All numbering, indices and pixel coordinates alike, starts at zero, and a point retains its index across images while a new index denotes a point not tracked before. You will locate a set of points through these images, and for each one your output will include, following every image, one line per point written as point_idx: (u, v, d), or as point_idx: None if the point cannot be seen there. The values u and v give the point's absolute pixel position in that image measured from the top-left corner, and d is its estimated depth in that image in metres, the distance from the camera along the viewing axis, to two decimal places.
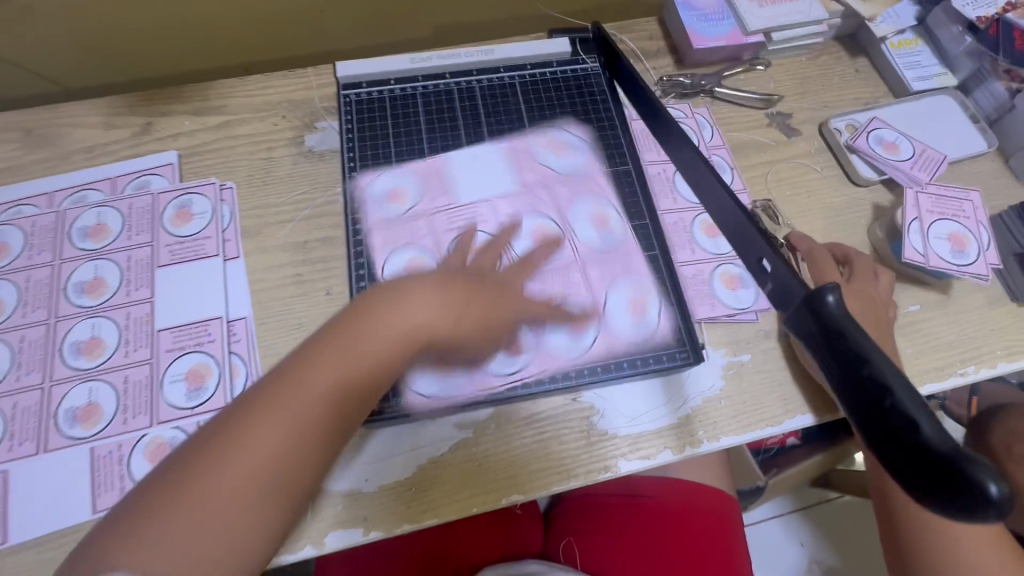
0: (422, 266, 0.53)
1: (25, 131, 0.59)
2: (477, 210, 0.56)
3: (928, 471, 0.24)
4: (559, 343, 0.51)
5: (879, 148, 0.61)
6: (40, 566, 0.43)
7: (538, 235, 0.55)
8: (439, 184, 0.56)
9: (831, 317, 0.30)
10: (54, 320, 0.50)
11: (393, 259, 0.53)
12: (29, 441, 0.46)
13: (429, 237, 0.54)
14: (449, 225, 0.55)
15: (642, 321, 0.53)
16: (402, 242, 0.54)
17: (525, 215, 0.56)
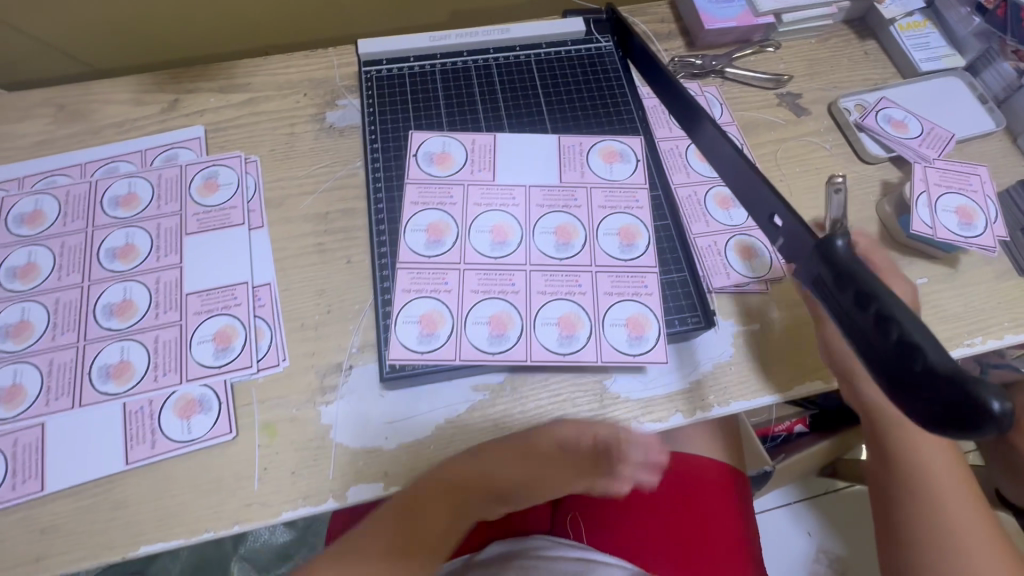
0: (444, 232, 0.54)
1: (58, 107, 0.62)
2: (514, 195, 0.56)
3: (937, 394, 0.26)
4: (568, 311, 0.51)
5: (887, 126, 0.62)
6: (77, 513, 0.45)
7: (560, 228, 0.54)
8: (484, 160, 0.57)
9: (840, 259, 0.31)
10: (88, 283, 0.52)
11: (415, 220, 0.54)
12: (65, 396, 0.48)
13: (455, 206, 0.55)
14: (480, 201, 0.55)
15: (638, 342, 0.50)
16: (433, 204, 0.55)
17: (556, 207, 0.55)
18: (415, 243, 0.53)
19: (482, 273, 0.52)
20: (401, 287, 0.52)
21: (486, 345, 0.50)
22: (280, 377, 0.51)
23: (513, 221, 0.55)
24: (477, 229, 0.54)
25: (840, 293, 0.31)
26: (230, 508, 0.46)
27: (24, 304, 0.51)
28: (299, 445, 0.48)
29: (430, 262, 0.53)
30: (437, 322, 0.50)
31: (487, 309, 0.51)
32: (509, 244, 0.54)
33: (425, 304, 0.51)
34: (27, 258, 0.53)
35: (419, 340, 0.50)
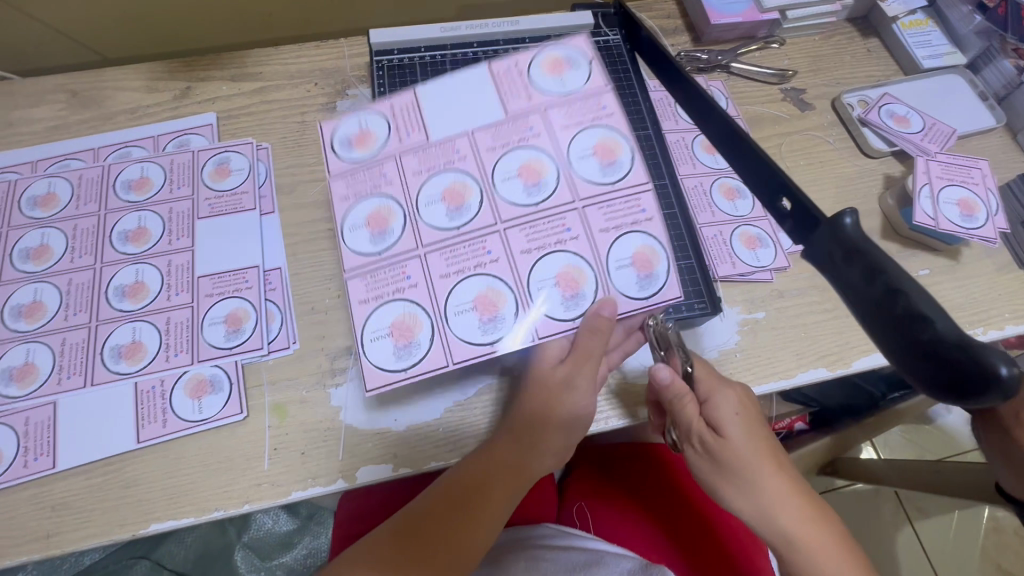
0: (389, 218, 0.45)
1: (71, 93, 0.62)
2: (456, 145, 0.46)
3: (950, 363, 0.27)
4: (561, 264, 0.44)
5: (890, 121, 0.63)
6: (88, 490, 0.46)
7: (524, 167, 0.45)
8: (410, 122, 0.47)
9: (850, 237, 0.32)
10: (100, 265, 0.53)
11: (350, 217, 0.45)
12: (77, 374, 0.48)
13: (392, 184, 0.45)
14: (420, 167, 0.46)
15: (649, 281, 0.43)
16: (365, 192, 0.45)
17: (510, 144, 0.46)
18: (359, 244, 0.44)
19: (447, 250, 0.44)
20: (356, 300, 0.43)
21: (482, 336, 0.43)
22: (291, 360, 0.51)
23: (466, 178, 0.45)
24: (426, 201, 0.45)
25: (848, 272, 0.32)
26: (240, 488, 0.46)
27: (36, 285, 0.52)
28: (309, 426, 0.49)
29: (383, 260, 0.44)
30: (412, 328, 0.43)
31: (468, 294, 0.44)
32: (469, 208, 0.45)
33: (392, 309, 0.43)
34: (40, 240, 0.54)
35: (396, 357, 0.43)
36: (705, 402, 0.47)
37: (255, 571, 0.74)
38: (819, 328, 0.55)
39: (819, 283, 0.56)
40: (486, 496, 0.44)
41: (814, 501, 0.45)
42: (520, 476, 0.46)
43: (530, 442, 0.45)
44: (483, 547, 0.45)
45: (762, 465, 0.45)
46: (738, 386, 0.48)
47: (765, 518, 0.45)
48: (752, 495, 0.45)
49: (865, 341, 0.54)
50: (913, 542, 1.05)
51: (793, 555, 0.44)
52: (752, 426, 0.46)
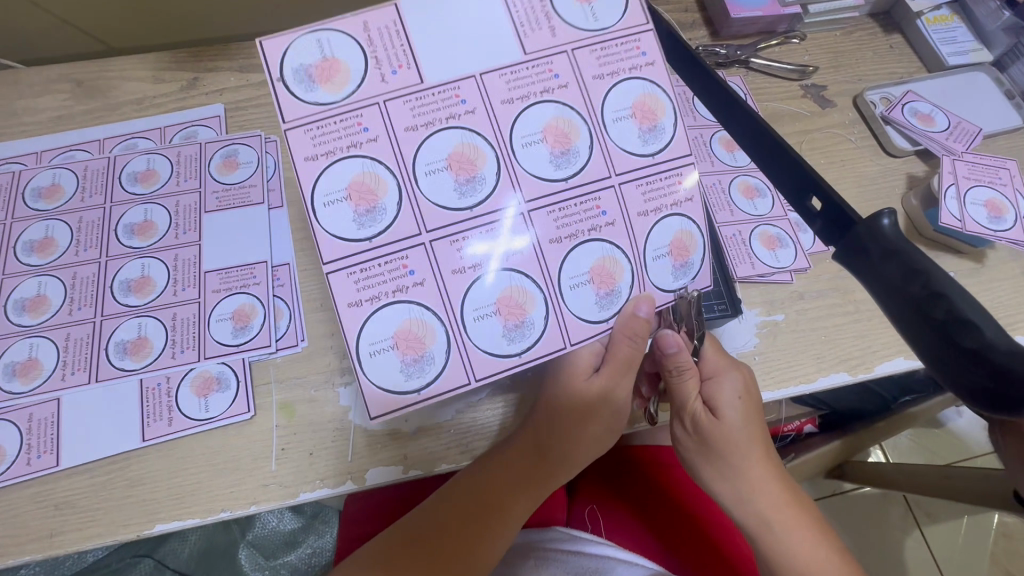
0: (378, 190, 0.37)
1: (76, 82, 0.60)
2: (461, 94, 0.38)
3: (997, 370, 0.26)
4: (587, 255, 0.40)
5: (914, 119, 0.62)
6: (92, 489, 0.45)
7: (549, 130, 0.40)
8: (396, 54, 0.38)
9: (886, 237, 0.31)
10: (105, 258, 0.52)
11: (325, 185, 0.37)
12: (81, 370, 0.47)
13: (377, 143, 0.37)
14: (415, 120, 0.38)
15: (684, 270, 0.42)
16: (343, 152, 0.37)
17: (530, 96, 0.39)
18: (339, 224, 0.37)
19: (457, 238, 0.39)
20: (346, 301, 0.37)
21: (505, 344, 0.39)
22: (299, 358, 0.50)
23: (473, 138, 0.39)
24: (426, 168, 0.38)
25: (885, 271, 0.30)
26: (247, 488, 0.45)
27: (40, 278, 0.51)
28: (318, 427, 0.48)
29: (375, 248, 0.37)
30: (420, 336, 0.38)
31: (485, 293, 0.39)
32: (482, 180, 0.39)
33: (396, 313, 0.38)
34: (44, 233, 0.52)
35: (405, 373, 0.38)
36: (707, 380, 0.45)
37: (259, 569, 0.73)
38: (840, 331, 0.53)
39: (839, 285, 0.55)
40: (505, 498, 0.44)
41: (794, 492, 0.45)
42: (541, 482, 0.45)
43: (556, 448, 0.44)
44: (498, 548, 0.45)
45: (749, 449, 0.44)
46: (744, 370, 0.46)
47: (741, 500, 0.44)
48: (735, 477, 0.44)
49: (887, 345, 0.53)
50: (922, 546, 1.03)
51: (766, 535, 0.43)
52: (749, 411, 0.45)
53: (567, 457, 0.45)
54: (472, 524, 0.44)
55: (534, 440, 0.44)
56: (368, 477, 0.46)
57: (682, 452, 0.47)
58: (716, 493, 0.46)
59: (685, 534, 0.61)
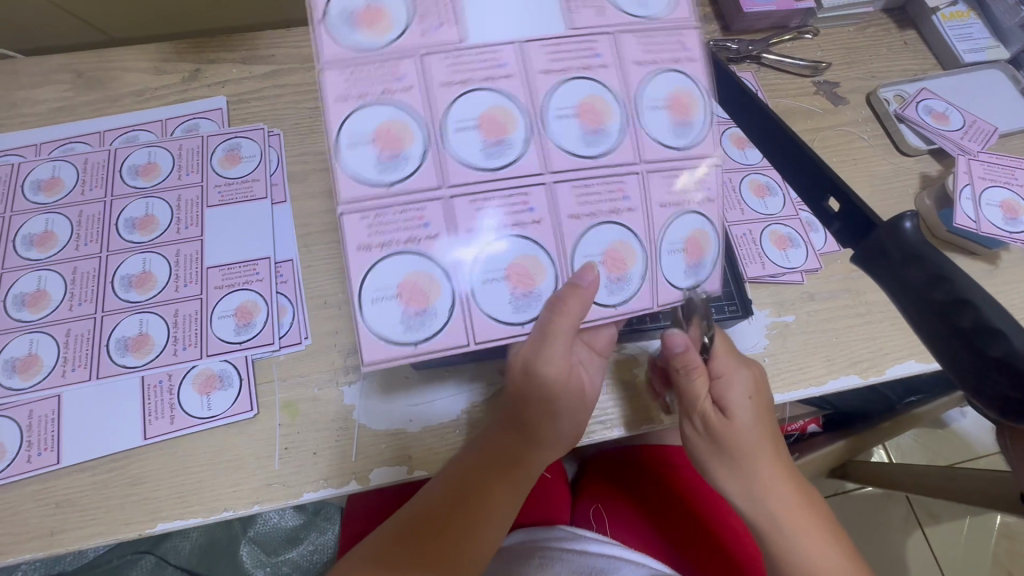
0: (405, 139, 0.36)
1: (76, 73, 0.59)
2: (501, 57, 0.37)
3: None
4: (604, 236, 0.39)
5: (928, 117, 0.60)
6: (93, 487, 0.44)
7: (584, 107, 0.39)
8: (441, 10, 0.37)
9: (908, 242, 0.30)
10: (106, 253, 0.51)
11: (353, 126, 0.36)
12: (82, 367, 0.47)
13: (409, 93, 0.36)
14: (451, 77, 0.37)
15: (698, 268, 0.41)
16: (374, 96, 0.36)
17: (570, 70, 0.38)
18: (360, 166, 0.36)
19: (478, 198, 0.37)
20: (354, 243, 0.35)
21: (510, 311, 0.38)
22: (303, 356, 0.49)
23: (505, 102, 0.38)
24: (456, 126, 0.37)
25: (907, 275, 0.30)
26: (250, 488, 0.45)
27: (40, 273, 0.50)
28: (321, 425, 0.47)
29: (393, 197, 0.36)
30: (423, 290, 0.36)
31: (499, 257, 0.38)
32: (510, 145, 0.38)
33: (402, 263, 0.36)
34: (44, 226, 0.52)
35: (405, 326, 0.36)
36: (715, 380, 0.44)
37: (261, 566, 0.73)
38: (851, 333, 0.52)
39: (851, 287, 0.54)
40: (486, 492, 0.42)
41: (808, 493, 0.44)
42: (519, 466, 0.42)
43: (532, 435, 0.42)
44: (488, 547, 0.42)
45: (760, 450, 0.43)
46: (755, 368, 0.45)
47: (754, 501, 0.44)
48: (747, 478, 0.43)
49: (899, 348, 0.52)
50: (923, 546, 1.03)
51: (777, 540, 0.43)
52: (759, 410, 0.44)
53: (541, 443, 0.42)
54: (455, 520, 0.41)
55: (502, 428, 0.42)
56: (372, 476, 0.46)
57: (695, 455, 0.46)
58: (728, 494, 0.45)
59: (692, 533, 0.60)
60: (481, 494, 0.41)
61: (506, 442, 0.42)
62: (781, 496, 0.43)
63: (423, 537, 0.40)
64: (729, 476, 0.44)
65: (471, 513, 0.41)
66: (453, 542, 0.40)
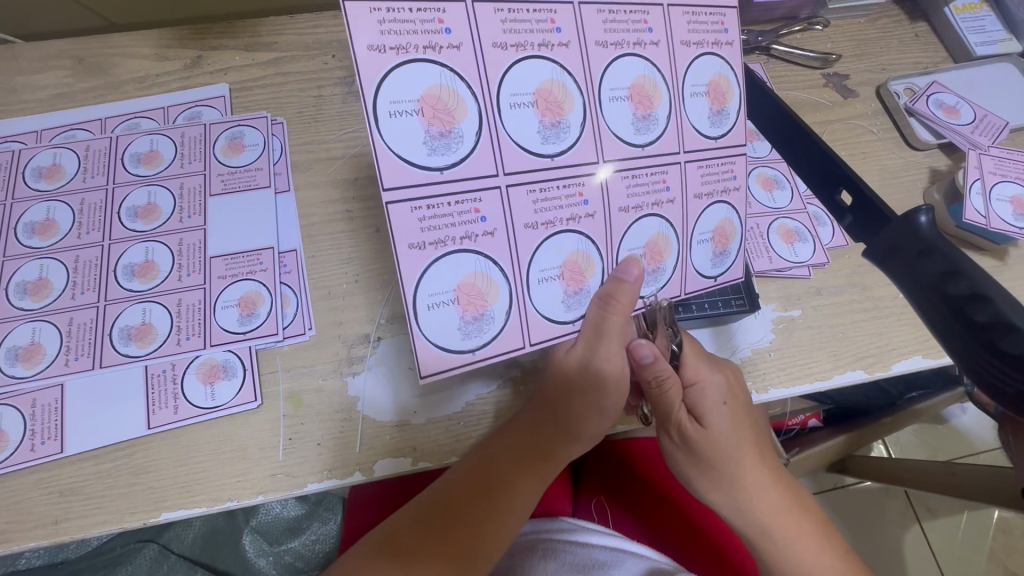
0: (456, 113, 0.33)
1: (76, 59, 0.58)
2: (556, 21, 0.36)
3: None
4: (646, 228, 0.40)
5: (939, 111, 0.60)
6: (96, 476, 0.44)
7: (635, 88, 0.39)
8: None
9: (924, 236, 0.30)
10: (108, 241, 0.50)
11: (394, 89, 0.32)
12: (85, 355, 0.46)
13: (459, 51, 0.33)
14: (505, 37, 0.34)
15: (722, 258, 0.43)
16: (417, 50, 0.32)
17: (623, 45, 0.38)
18: (408, 141, 0.32)
19: (536, 189, 0.36)
20: (407, 242, 0.33)
21: (563, 312, 0.38)
22: (307, 347, 0.49)
23: (560, 75, 0.36)
24: (511, 98, 0.35)
25: (924, 268, 0.29)
26: (254, 478, 0.45)
27: (42, 261, 0.49)
28: (325, 416, 0.47)
29: (446, 183, 0.34)
30: (479, 293, 0.35)
31: (553, 255, 0.37)
32: (568, 126, 0.37)
33: (458, 265, 0.35)
34: (45, 214, 0.51)
35: (463, 332, 0.35)
36: (688, 387, 0.43)
37: (263, 555, 0.73)
38: (857, 327, 0.52)
39: (858, 282, 0.54)
40: (510, 482, 0.42)
41: (795, 494, 0.44)
42: (545, 460, 0.43)
43: (562, 426, 0.43)
44: (503, 544, 0.42)
45: (741, 457, 0.43)
46: (727, 369, 0.44)
47: (740, 510, 0.43)
48: (731, 487, 0.43)
49: (905, 343, 0.52)
50: (921, 541, 1.04)
51: (769, 546, 0.42)
52: (738, 416, 0.43)
53: (572, 435, 0.43)
54: (473, 511, 0.41)
55: (537, 420, 0.43)
56: (376, 467, 0.46)
57: (675, 466, 0.46)
58: (715, 501, 0.45)
59: (691, 529, 0.60)
60: (502, 491, 0.42)
61: (534, 433, 0.43)
62: (767, 501, 0.43)
63: (443, 525, 0.40)
64: (712, 485, 0.44)
65: (488, 507, 0.41)
66: (467, 535, 0.40)
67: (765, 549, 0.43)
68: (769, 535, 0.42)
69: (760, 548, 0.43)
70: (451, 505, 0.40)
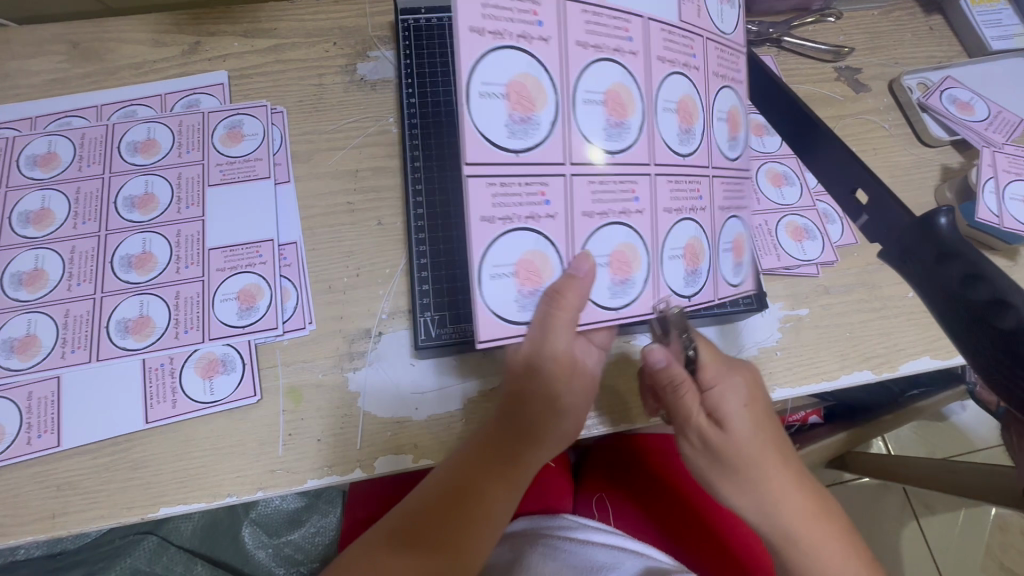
0: (537, 101, 0.33)
1: (72, 43, 0.57)
2: (629, 30, 0.36)
3: None
4: (683, 232, 0.39)
5: (953, 107, 0.58)
6: (93, 470, 0.43)
7: (681, 104, 0.38)
8: None
9: (944, 238, 0.29)
10: (105, 232, 0.50)
11: (487, 70, 0.32)
12: (82, 348, 0.46)
13: (547, 44, 0.33)
14: (586, 39, 0.34)
15: (740, 268, 0.42)
16: (511, 38, 0.32)
17: (676, 64, 0.37)
18: (490, 119, 0.32)
19: (597, 179, 0.36)
20: (479, 214, 0.32)
21: (608, 298, 0.37)
22: (307, 341, 0.48)
23: (629, 79, 0.36)
24: (585, 95, 0.35)
25: (944, 273, 0.29)
26: (254, 473, 0.44)
27: (37, 251, 0.49)
28: (326, 412, 0.46)
29: (521, 162, 0.33)
30: (541, 270, 0.35)
31: (607, 243, 0.36)
32: (629, 129, 0.36)
33: (521, 240, 0.34)
34: (40, 203, 0.50)
35: (520, 306, 0.35)
36: (707, 391, 0.41)
37: (263, 546, 0.73)
38: (865, 327, 0.51)
39: (867, 280, 0.53)
40: (482, 487, 0.40)
41: (816, 498, 0.43)
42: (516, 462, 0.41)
43: (526, 429, 0.40)
44: (485, 547, 0.40)
45: (766, 459, 0.41)
46: (747, 372, 0.43)
47: (766, 511, 0.42)
48: (756, 490, 0.41)
49: (913, 343, 0.51)
50: (918, 538, 1.04)
51: (788, 549, 0.42)
52: (760, 418, 0.41)
53: (535, 435, 0.41)
54: (448, 519, 0.39)
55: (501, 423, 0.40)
56: (378, 462, 0.45)
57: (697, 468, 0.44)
58: (738, 504, 0.43)
59: (692, 524, 0.60)
60: (477, 496, 0.39)
61: (499, 431, 0.41)
62: (792, 501, 0.41)
63: (416, 531, 0.38)
64: (736, 486, 0.42)
65: (465, 513, 0.39)
66: (445, 543, 0.38)
67: (786, 553, 0.42)
68: (791, 535, 0.42)
69: (770, 545, 0.43)
70: (427, 512, 0.39)
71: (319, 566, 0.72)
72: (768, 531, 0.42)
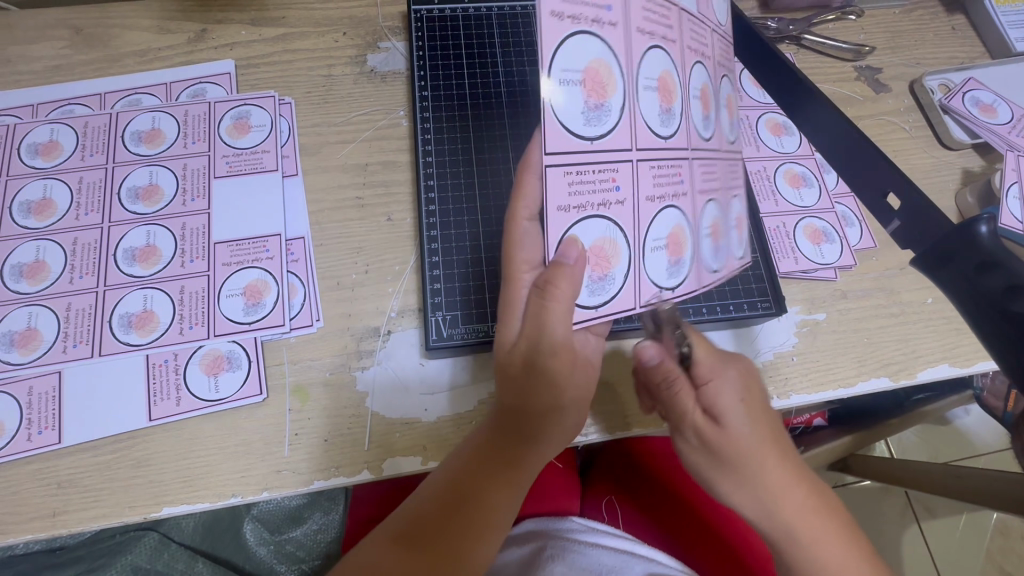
0: (609, 87, 0.31)
1: (75, 29, 0.56)
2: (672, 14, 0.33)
3: None
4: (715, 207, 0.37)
5: (975, 109, 0.57)
6: (94, 468, 0.42)
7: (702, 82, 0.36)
8: None
9: (984, 247, 0.28)
10: (108, 224, 0.48)
11: (567, 57, 0.30)
12: (84, 343, 0.45)
13: (616, 29, 0.31)
14: (647, 22, 0.32)
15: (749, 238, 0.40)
16: (585, 23, 0.30)
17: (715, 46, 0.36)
18: (567, 108, 0.30)
19: (656, 165, 0.34)
20: (556, 203, 0.31)
21: (665, 279, 0.35)
22: (314, 339, 0.47)
23: (675, 64, 0.34)
24: (646, 79, 0.33)
25: (985, 285, 0.28)
26: (258, 474, 0.43)
27: (38, 243, 0.47)
28: (333, 411, 0.45)
29: (596, 152, 0.32)
30: (611, 256, 0.33)
31: (665, 223, 0.34)
32: (673, 112, 0.34)
33: (594, 229, 0.33)
34: (42, 193, 0.49)
35: (589, 291, 0.34)
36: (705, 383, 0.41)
37: (264, 544, 0.71)
38: (883, 332, 0.50)
39: (884, 285, 0.52)
40: (484, 489, 0.39)
41: (817, 493, 0.41)
42: (516, 464, 0.40)
43: (526, 431, 0.39)
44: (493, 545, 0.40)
45: (765, 454, 0.40)
46: (744, 365, 0.42)
47: (766, 509, 0.40)
48: (752, 485, 0.40)
49: (932, 350, 0.50)
50: (920, 542, 1.04)
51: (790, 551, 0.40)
52: (756, 411, 0.41)
53: (534, 437, 0.40)
54: (456, 522, 0.38)
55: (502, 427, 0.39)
56: (386, 464, 0.44)
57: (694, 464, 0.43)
58: (738, 502, 0.42)
59: (705, 531, 0.58)
60: (481, 497, 0.39)
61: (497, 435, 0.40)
62: (795, 499, 0.40)
63: (422, 535, 0.37)
64: (738, 483, 0.41)
65: (471, 516, 0.38)
66: (458, 544, 0.37)
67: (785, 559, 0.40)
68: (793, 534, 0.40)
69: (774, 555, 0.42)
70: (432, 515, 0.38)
71: (320, 564, 0.71)
72: (770, 530, 0.41)
